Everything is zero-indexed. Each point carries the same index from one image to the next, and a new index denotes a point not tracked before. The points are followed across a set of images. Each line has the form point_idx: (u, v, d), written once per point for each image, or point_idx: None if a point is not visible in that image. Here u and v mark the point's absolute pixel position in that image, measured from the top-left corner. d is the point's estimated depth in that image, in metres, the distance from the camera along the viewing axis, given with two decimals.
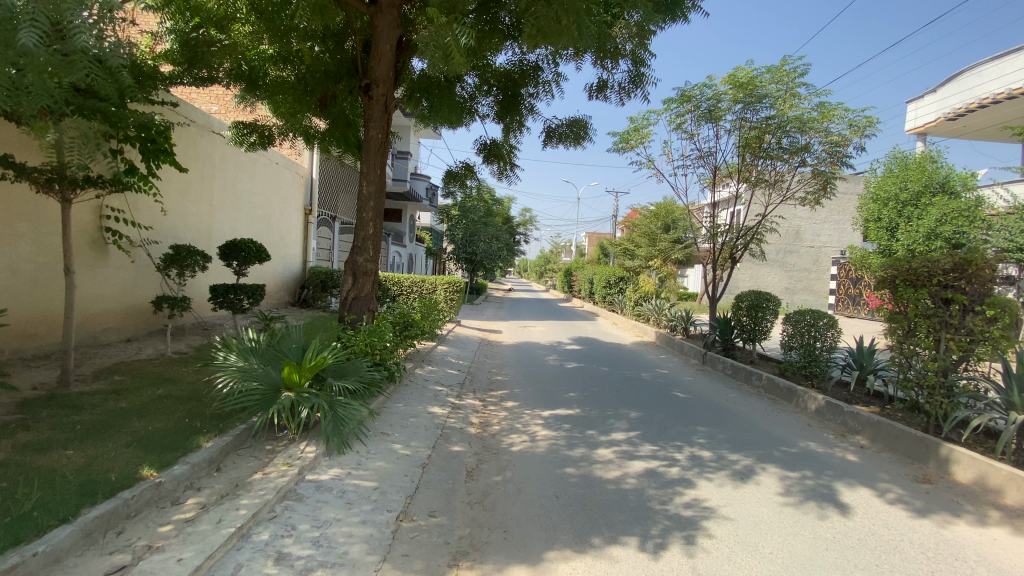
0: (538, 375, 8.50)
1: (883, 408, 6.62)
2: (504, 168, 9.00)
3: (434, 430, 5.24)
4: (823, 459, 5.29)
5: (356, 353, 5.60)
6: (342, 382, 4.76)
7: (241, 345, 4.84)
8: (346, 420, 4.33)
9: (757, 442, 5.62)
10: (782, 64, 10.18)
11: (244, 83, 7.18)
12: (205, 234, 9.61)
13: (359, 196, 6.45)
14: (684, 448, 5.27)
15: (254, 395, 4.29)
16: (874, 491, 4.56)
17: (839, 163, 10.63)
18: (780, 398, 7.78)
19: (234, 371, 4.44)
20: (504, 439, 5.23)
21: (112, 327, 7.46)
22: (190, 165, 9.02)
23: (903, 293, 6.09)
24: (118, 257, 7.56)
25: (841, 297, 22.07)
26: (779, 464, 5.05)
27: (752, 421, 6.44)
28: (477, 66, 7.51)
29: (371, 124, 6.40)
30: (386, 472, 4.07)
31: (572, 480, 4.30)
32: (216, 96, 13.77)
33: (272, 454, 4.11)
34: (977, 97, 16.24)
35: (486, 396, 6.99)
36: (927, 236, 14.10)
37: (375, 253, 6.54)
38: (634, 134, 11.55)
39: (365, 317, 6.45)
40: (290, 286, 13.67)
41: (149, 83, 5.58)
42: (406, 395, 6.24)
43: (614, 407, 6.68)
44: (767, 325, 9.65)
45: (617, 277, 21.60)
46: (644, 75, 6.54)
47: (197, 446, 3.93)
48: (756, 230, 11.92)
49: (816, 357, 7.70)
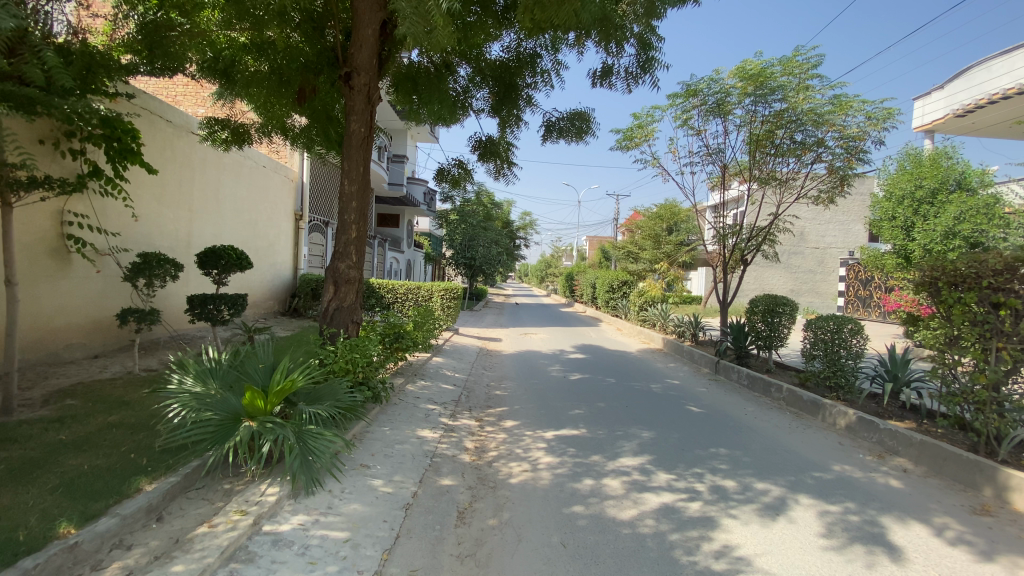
0: (540, 388, 7.87)
1: (920, 424, 6.00)
2: (501, 166, 8.40)
3: (422, 459, 4.61)
4: (865, 486, 4.64)
5: (336, 372, 4.99)
6: (315, 407, 4.14)
7: (198, 365, 4.20)
8: (317, 454, 3.72)
9: (788, 466, 4.98)
10: (794, 54, 9.60)
11: (219, 79, 6.60)
12: (184, 241, 9.04)
13: (339, 195, 5.82)
14: (706, 477, 4.61)
15: (209, 426, 3.67)
16: (930, 528, 3.91)
17: (856, 158, 10.02)
18: (804, 411, 7.14)
19: (188, 398, 3.82)
20: (502, 469, 4.60)
21: (75, 344, 6.90)
22: (165, 167, 8.46)
23: (946, 297, 5.46)
24: (82, 266, 6.97)
25: (851, 298, 21.44)
26: (816, 492, 4.41)
27: (779, 441, 5.78)
28: (469, 54, 6.98)
29: (352, 117, 5.78)
30: (361, 518, 3.45)
31: (581, 523, 3.67)
32: (201, 97, 13.25)
33: (227, 497, 3.49)
34: (985, 93, 15.65)
35: (483, 414, 6.34)
36: (944, 235, 13.39)
37: (359, 258, 5.91)
38: (638, 131, 10.99)
39: (347, 330, 5.83)
40: (279, 295, 13.06)
41: (99, 71, 5.00)
42: (393, 417, 5.60)
43: (624, 426, 6.02)
44: (784, 331, 9.01)
45: (621, 281, 20.98)
46: (654, 60, 5.95)
47: (137, 491, 3.33)
48: (768, 230, 11.27)
49: (841, 366, 7.06)
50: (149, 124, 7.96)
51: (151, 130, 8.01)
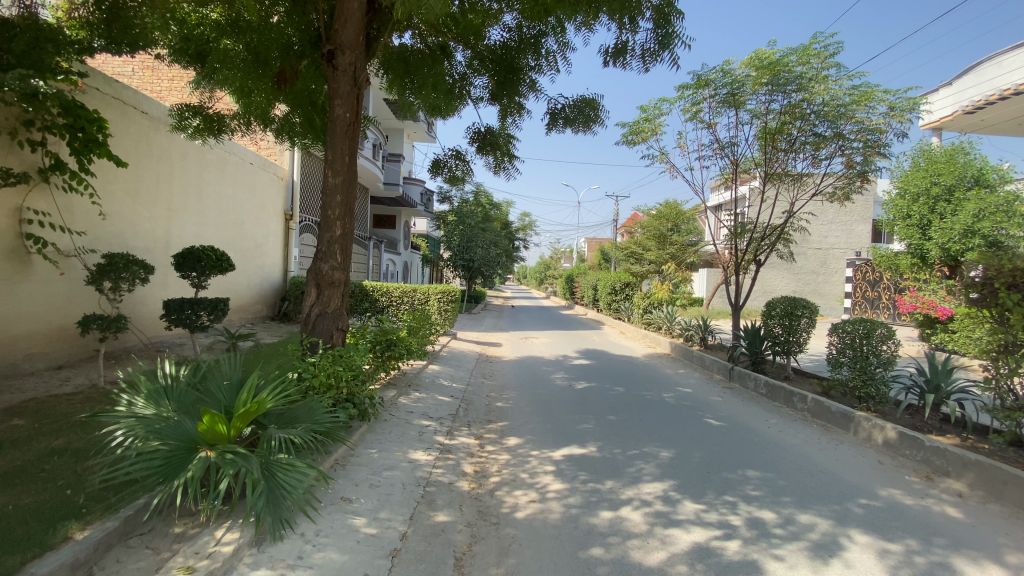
0: (544, 399, 7.26)
1: (966, 441, 5.46)
2: (501, 160, 7.80)
3: (414, 488, 4.02)
4: (923, 518, 4.04)
5: (317, 388, 4.39)
6: (287, 432, 3.55)
7: (151, 383, 3.60)
8: (287, 491, 3.13)
9: (828, 492, 4.39)
10: (810, 43, 9.03)
11: (189, 62, 6.05)
12: (161, 241, 8.44)
13: (323, 188, 5.22)
14: (740, 507, 4.01)
15: (156, 459, 3.05)
16: (1010, 571, 3.31)
17: (877, 152, 9.43)
18: (832, 424, 6.55)
19: (135, 424, 3.21)
20: (506, 500, 4.00)
21: (37, 354, 6.30)
22: (140, 162, 7.88)
23: (1003, 299, 4.88)
24: (45, 268, 6.38)
25: (859, 300, 20.89)
26: (868, 524, 3.82)
27: (813, 460, 5.18)
28: (467, 37, 6.40)
29: (336, 100, 5.19)
30: (337, 571, 2.84)
31: (601, 572, 3.06)
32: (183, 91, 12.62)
33: (175, 546, 2.89)
34: (996, 88, 15.05)
35: (483, 431, 5.73)
36: (963, 234, 12.79)
37: (345, 259, 5.31)
38: (646, 125, 10.40)
39: (331, 338, 5.23)
40: (268, 299, 12.45)
41: (48, 47, 4.52)
42: (381, 437, 5.00)
43: (639, 444, 5.42)
44: (803, 336, 8.44)
45: (623, 283, 20.31)
46: (673, 35, 5.38)
47: (62, 543, 2.72)
48: (782, 229, 10.63)
49: (871, 375, 6.48)
50: (121, 115, 7.39)
51: (123, 121, 7.44)
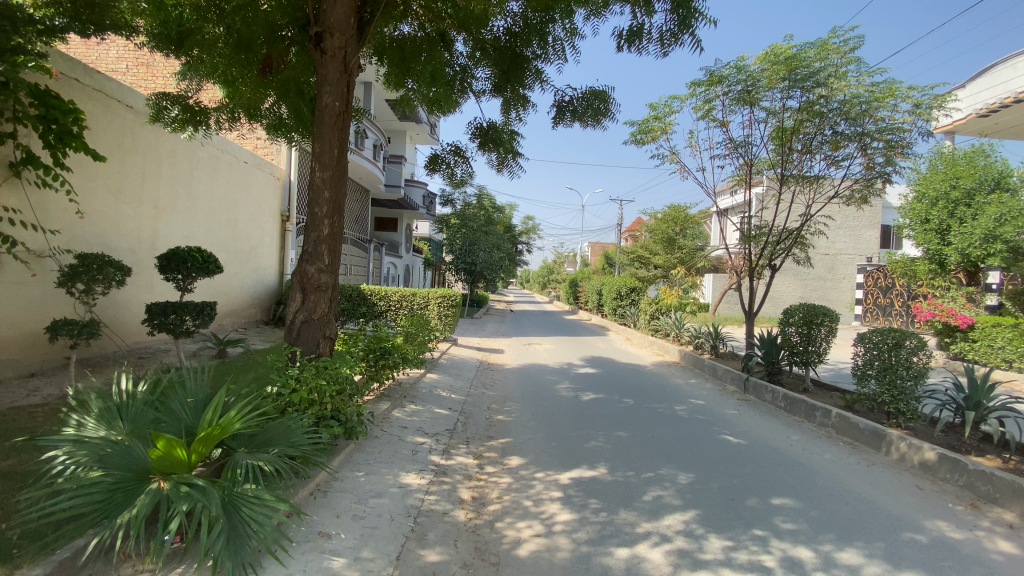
0: (550, 412, 6.81)
1: (1008, 463, 4.95)
2: (504, 157, 7.37)
3: (403, 520, 3.56)
4: (979, 556, 3.54)
5: (297, 405, 3.96)
6: (257, 457, 3.11)
7: (104, 401, 3.16)
8: (251, 531, 2.67)
9: (869, 526, 3.90)
10: (829, 37, 8.58)
11: (173, 47, 5.64)
12: (146, 241, 8.03)
13: (310, 183, 4.79)
14: (771, 543, 3.54)
15: (97, 493, 2.60)
16: None
17: (899, 152, 8.94)
18: (860, 441, 6.05)
19: (77, 451, 2.76)
20: (507, 533, 3.54)
21: (3, 361, 5.88)
22: (124, 158, 7.48)
23: None
24: (14, 268, 5.97)
25: (870, 307, 20.36)
26: (921, 566, 3.34)
27: (845, 486, 4.69)
28: (469, 26, 5.98)
29: (324, 88, 4.76)
30: None
31: None
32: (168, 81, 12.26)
33: None
34: (1013, 90, 14.66)
35: (482, 449, 5.27)
36: (984, 239, 12.13)
37: (333, 261, 4.87)
38: (656, 124, 9.96)
39: (316, 347, 4.78)
40: (263, 303, 12.05)
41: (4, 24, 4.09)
42: (371, 458, 4.54)
43: (653, 465, 4.95)
44: (823, 345, 7.92)
45: (629, 288, 19.82)
46: (691, 17, 4.94)
47: None
48: (799, 232, 10.13)
49: (901, 389, 5.98)
50: (104, 108, 7.01)
51: (106, 115, 7.05)
